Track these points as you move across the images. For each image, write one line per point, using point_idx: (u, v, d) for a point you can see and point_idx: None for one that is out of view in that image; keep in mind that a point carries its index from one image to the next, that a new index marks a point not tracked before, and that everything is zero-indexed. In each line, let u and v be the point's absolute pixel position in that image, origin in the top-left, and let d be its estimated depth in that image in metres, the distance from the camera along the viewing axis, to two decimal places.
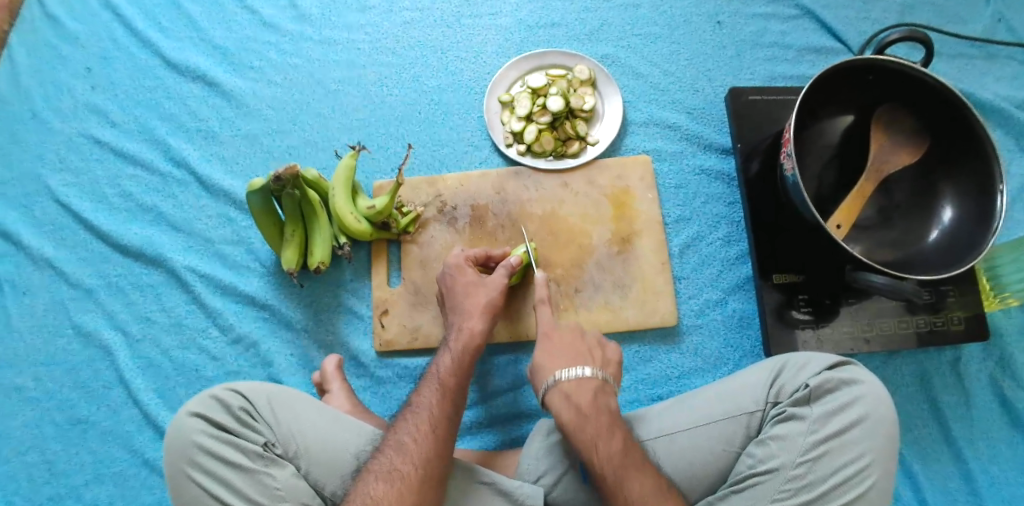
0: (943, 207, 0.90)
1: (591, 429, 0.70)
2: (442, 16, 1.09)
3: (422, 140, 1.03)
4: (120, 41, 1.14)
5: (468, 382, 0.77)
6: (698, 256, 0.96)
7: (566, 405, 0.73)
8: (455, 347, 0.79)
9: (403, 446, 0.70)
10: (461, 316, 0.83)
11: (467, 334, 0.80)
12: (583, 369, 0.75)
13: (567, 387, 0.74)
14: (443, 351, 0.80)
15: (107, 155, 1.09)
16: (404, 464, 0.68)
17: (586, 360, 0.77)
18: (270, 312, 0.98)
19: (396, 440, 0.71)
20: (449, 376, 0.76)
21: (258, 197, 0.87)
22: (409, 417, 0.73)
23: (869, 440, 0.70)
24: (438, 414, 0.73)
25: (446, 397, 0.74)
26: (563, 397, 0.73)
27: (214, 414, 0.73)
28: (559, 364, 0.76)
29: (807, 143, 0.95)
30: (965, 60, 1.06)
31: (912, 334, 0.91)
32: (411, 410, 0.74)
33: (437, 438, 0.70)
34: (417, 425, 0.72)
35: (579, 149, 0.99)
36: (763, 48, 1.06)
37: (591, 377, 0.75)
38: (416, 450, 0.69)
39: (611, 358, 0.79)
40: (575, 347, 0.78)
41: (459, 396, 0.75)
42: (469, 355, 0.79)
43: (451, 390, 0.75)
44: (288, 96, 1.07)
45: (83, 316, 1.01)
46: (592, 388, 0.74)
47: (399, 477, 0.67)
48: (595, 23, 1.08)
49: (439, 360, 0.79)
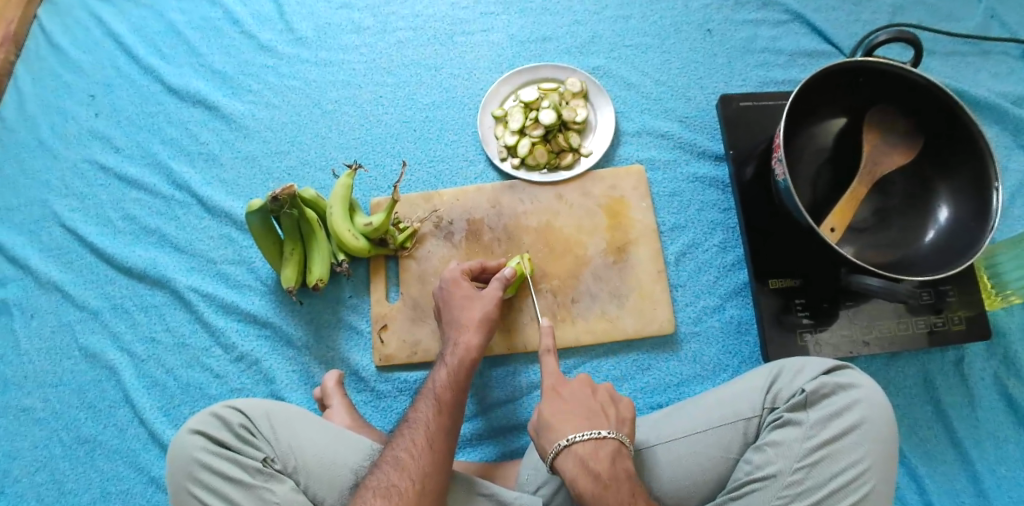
0: (939, 206, 0.90)
1: (613, 502, 0.65)
2: (435, 34, 1.11)
3: (418, 156, 1.04)
4: (123, 69, 1.17)
5: (464, 396, 0.78)
6: (694, 263, 0.96)
7: (583, 471, 0.67)
8: (451, 361, 0.80)
9: (401, 462, 0.70)
10: (457, 329, 0.84)
11: (463, 349, 0.81)
12: (601, 431, 0.69)
13: (583, 451, 0.68)
14: (439, 366, 0.81)
15: (111, 180, 1.11)
16: (402, 480, 0.69)
17: (602, 421, 0.71)
18: (271, 329, 0.99)
19: (393, 455, 0.71)
20: (445, 391, 0.77)
21: (257, 217, 0.89)
22: (406, 432, 0.74)
23: (868, 443, 0.70)
24: (435, 428, 0.73)
25: (443, 412, 0.75)
26: (577, 462, 0.68)
27: (214, 431, 0.74)
28: (571, 425, 0.70)
29: (799, 147, 0.95)
30: (960, 57, 1.05)
31: (911, 336, 0.90)
32: (408, 425, 0.75)
33: (433, 452, 0.71)
34: (414, 440, 0.72)
35: (572, 161, 1.00)
36: (753, 54, 1.07)
37: (608, 440, 0.69)
38: (414, 466, 0.70)
39: (626, 416, 0.73)
40: (587, 405, 0.73)
41: (455, 410, 0.76)
42: (465, 368, 0.80)
43: (447, 404, 0.76)
44: (287, 117, 1.10)
45: (90, 338, 1.03)
46: (610, 452, 0.68)
47: (396, 493, 0.68)
48: (586, 36, 1.09)
49: (435, 375, 0.80)
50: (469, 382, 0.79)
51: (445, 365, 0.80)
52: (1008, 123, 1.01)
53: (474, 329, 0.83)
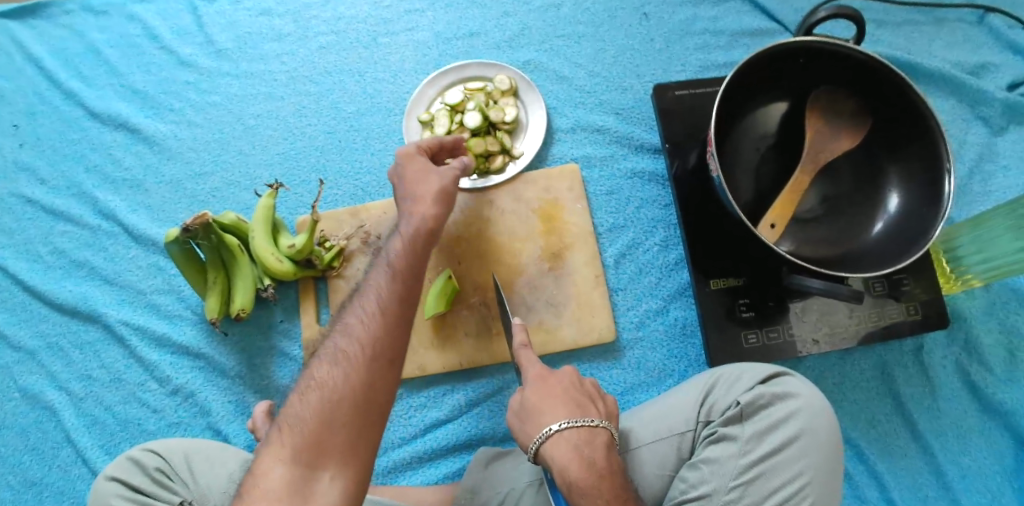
0: (889, 193, 0.85)
1: (606, 494, 0.63)
2: (357, 37, 1.06)
3: (343, 169, 0.99)
4: (44, 94, 1.13)
5: (414, 295, 0.67)
6: (635, 265, 0.92)
7: (577, 459, 0.64)
8: (406, 232, 0.72)
9: (351, 327, 0.64)
10: (412, 201, 0.76)
11: (418, 219, 0.74)
12: (592, 420, 0.67)
13: (576, 438, 0.66)
14: (394, 236, 0.73)
15: (38, 213, 1.08)
16: (351, 346, 0.62)
17: (592, 410, 0.69)
18: (205, 360, 0.96)
19: (345, 321, 0.65)
20: (387, 293, 0.66)
21: (176, 246, 0.85)
22: (357, 299, 0.67)
23: (807, 457, 0.66)
24: (389, 295, 0.65)
25: (388, 317, 0.64)
26: (570, 450, 0.65)
27: (130, 477, 0.73)
28: (557, 413, 0.67)
29: (741, 136, 0.89)
30: (912, 26, 0.98)
31: (864, 330, 0.86)
32: (338, 338, 0.63)
33: (386, 318, 0.64)
34: (364, 306, 0.65)
35: (503, 164, 0.93)
36: (692, 37, 1.01)
37: (599, 430, 0.67)
38: (366, 329, 0.63)
39: (612, 411, 0.72)
40: (573, 395, 0.70)
41: (412, 279, 0.68)
42: (420, 244, 0.72)
43: (401, 269, 0.68)
44: (209, 135, 1.05)
45: (27, 379, 1.01)
46: (602, 444, 0.67)
47: (345, 357, 0.61)
48: (515, 28, 1.03)
49: (372, 277, 0.68)
50: (422, 271, 0.70)
51: (388, 267, 0.68)
52: (965, 94, 0.94)
53: (417, 203, 0.75)
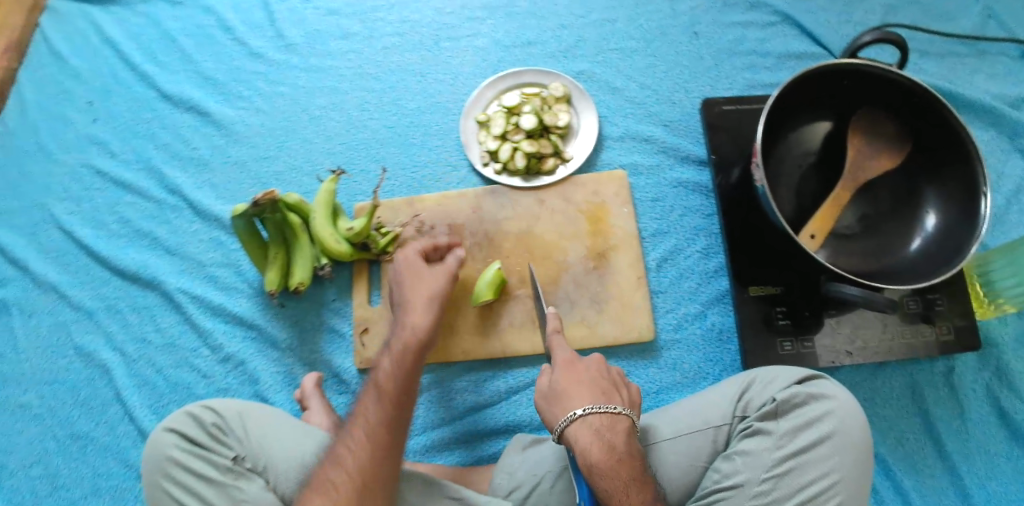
0: (928, 212, 0.88)
1: (625, 475, 0.66)
2: (421, 40, 1.12)
3: (401, 161, 1.05)
4: (120, 75, 1.20)
5: (403, 412, 0.73)
6: (676, 269, 0.95)
7: (598, 441, 0.68)
8: (395, 351, 0.78)
9: (342, 457, 0.69)
10: (405, 312, 0.82)
11: (409, 335, 0.79)
12: (615, 407, 0.71)
13: (598, 423, 0.69)
14: (383, 357, 0.78)
15: (107, 184, 1.14)
16: (345, 475, 0.67)
17: (616, 398, 0.73)
18: (257, 331, 1.01)
19: (334, 452, 0.70)
20: (376, 411, 0.72)
21: (241, 221, 0.91)
22: (350, 426, 0.72)
23: (838, 456, 0.69)
24: (378, 421, 0.71)
25: (381, 436, 0.70)
26: (592, 433, 0.69)
27: (187, 429, 0.74)
28: (583, 398, 0.71)
29: (784, 152, 0.93)
30: (956, 58, 1.02)
31: (897, 345, 0.88)
32: (333, 465, 0.69)
33: (377, 444, 0.69)
34: (356, 437, 0.70)
35: (554, 166, 0.99)
36: (741, 57, 1.05)
37: (621, 416, 0.71)
38: (356, 462, 0.68)
39: (635, 398, 0.76)
40: (600, 382, 0.74)
41: (401, 398, 0.73)
42: (411, 356, 0.77)
43: (390, 393, 0.73)
44: (275, 123, 1.11)
45: (85, 338, 1.06)
46: (623, 429, 0.70)
47: (337, 486, 0.67)
48: (571, 40, 1.09)
49: (365, 396, 0.75)
50: (413, 386, 0.76)
51: (376, 391, 0.74)
52: (1006, 126, 0.98)
53: (413, 307, 0.83)
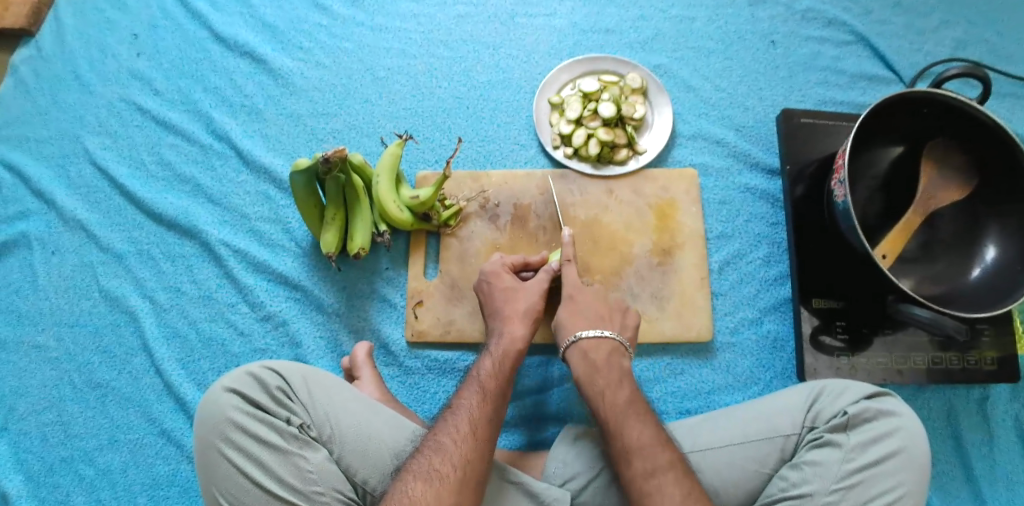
0: (986, 246, 0.90)
1: (600, 382, 0.75)
2: (496, 13, 1.09)
3: (469, 134, 1.03)
4: (169, 11, 1.13)
5: (498, 416, 0.73)
6: (737, 274, 0.96)
7: (582, 361, 0.77)
8: (496, 351, 0.79)
9: (443, 448, 0.68)
10: (503, 321, 0.82)
11: (508, 340, 0.79)
12: (603, 331, 0.79)
13: (587, 346, 0.78)
14: (485, 355, 0.79)
15: (148, 122, 1.08)
16: (444, 465, 0.67)
17: (607, 323, 0.81)
18: (303, 292, 0.97)
19: (436, 440, 0.69)
20: (478, 420, 0.71)
21: (301, 177, 0.85)
22: (449, 417, 0.72)
23: (903, 473, 0.70)
24: (480, 417, 0.71)
25: (479, 441, 0.69)
26: (579, 354, 0.78)
27: (249, 392, 0.72)
28: (580, 324, 0.80)
29: (855, 171, 0.95)
30: (1017, 99, 1.05)
31: (943, 371, 0.90)
32: (431, 456, 0.68)
33: (478, 440, 0.69)
34: (457, 427, 0.70)
35: (626, 157, 0.98)
36: (815, 72, 1.06)
37: (608, 339, 0.79)
38: (456, 452, 0.68)
39: (630, 324, 0.83)
40: (596, 310, 0.82)
41: (500, 400, 0.74)
42: (510, 359, 0.78)
43: (491, 392, 0.74)
44: (335, 79, 1.07)
45: (111, 281, 1.00)
46: (608, 350, 0.78)
47: (438, 478, 0.66)
48: (649, 33, 1.08)
49: (462, 402, 0.73)
50: (510, 388, 0.76)
51: (478, 388, 0.75)
52: None
53: (516, 319, 0.81)
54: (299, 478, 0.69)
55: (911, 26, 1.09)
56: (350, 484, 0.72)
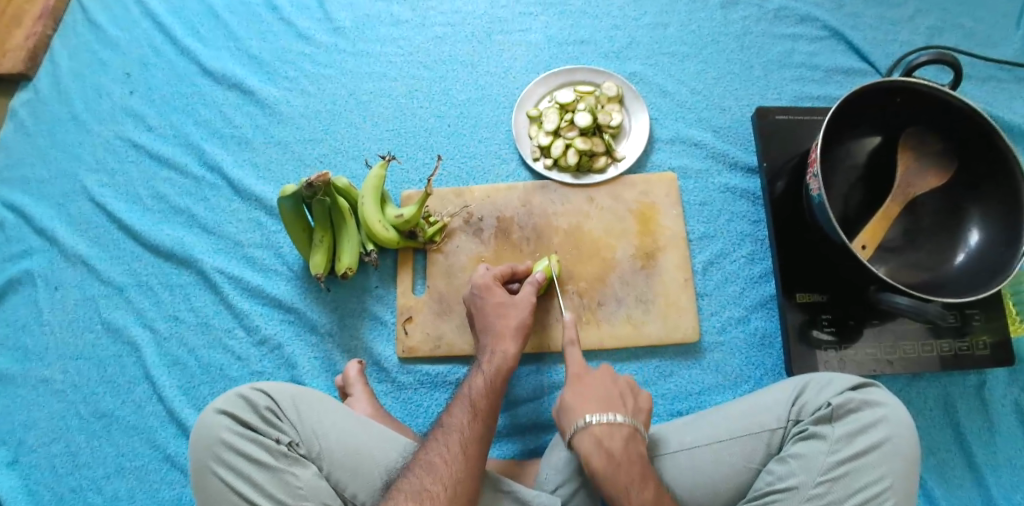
0: (970, 230, 0.90)
1: (624, 479, 0.69)
2: (473, 32, 1.12)
3: (450, 151, 1.05)
4: (160, 49, 1.18)
5: (488, 434, 0.74)
6: (722, 273, 0.96)
7: (598, 451, 0.71)
8: (488, 368, 0.79)
9: (433, 467, 0.69)
10: (493, 337, 0.83)
11: (500, 357, 0.81)
12: (616, 417, 0.73)
13: (599, 432, 0.72)
14: (476, 372, 0.80)
15: (143, 158, 1.12)
16: (434, 485, 0.68)
17: (617, 406, 0.74)
18: (297, 315, 0.99)
19: (426, 459, 0.70)
20: (468, 438, 0.72)
21: (289, 202, 0.88)
22: (440, 436, 0.73)
23: (888, 464, 0.70)
24: (469, 435, 0.72)
25: (469, 460, 0.70)
26: (593, 441, 0.71)
27: (240, 412, 0.74)
28: (589, 406, 0.74)
29: (832, 164, 0.95)
30: (996, 83, 1.06)
31: (935, 358, 0.90)
32: (421, 475, 0.69)
33: (467, 458, 0.70)
34: (448, 446, 0.71)
35: (605, 164, 0.99)
36: (790, 68, 1.07)
37: (623, 426, 0.72)
38: (446, 471, 0.69)
39: (642, 406, 0.76)
40: (604, 392, 0.76)
41: (490, 417, 0.75)
42: (501, 377, 0.79)
43: (482, 410, 0.75)
44: (320, 105, 1.10)
45: (113, 314, 1.04)
46: (623, 437, 0.72)
47: (428, 497, 0.67)
48: (623, 41, 1.10)
49: (452, 419, 0.74)
50: (500, 404, 0.77)
51: (468, 405, 0.76)
52: None
53: (500, 333, 0.83)
54: (289, 494, 0.71)
55: (884, 18, 1.10)
56: (341, 500, 0.74)
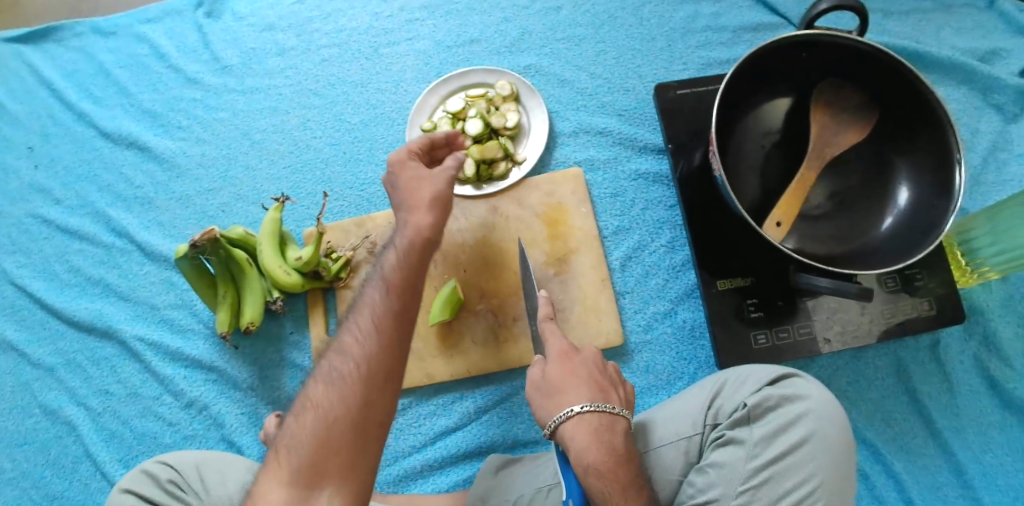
0: (899, 187, 0.82)
1: (623, 477, 0.65)
2: (359, 48, 1.07)
3: (348, 181, 1.01)
4: (57, 117, 1.14)
5: (412, 307, 0.66)
6: (642, 267, 0.91)
7: (601, 444, 0.67)
8: (400, 245, 0.69)
9: (346, 347, 0.63)
10: (405, 211, 0.72)
11: (412, 230, 0.70)
12: (615, 408, 0.71)
13: (599, 423, 0.69)
14: (389, 250, 0.70)
15: (54, 232, 1.10)
16: (345, 365, 0.62)
17: (612, 398, 0.72)
18: (219, 373, 0.97)
19: (339, 342, 0.64)
20: (382, 306, 0.64)
21: (186, 262, 0.85)
22: (354, 312, 0.66)
23: (815, 461, 0.65)
24: (389, 293, 0.65)
25: (383, 334, 0.63)
26: (591, 432, 0.68)
27: (144, 489, 0.74)
28: (580, 397, 0.71)
29: (740, 134, 0.86)
30: (919, 14, 0.97)
31: (877, 327, 0.84)
32: (334, 357, 0.63)
33: (382, 330, 0.63)
34: (360, 323, 0.64)
35: (506, 170, 0.93)
36: (694, 34, 1.00)
37: (620, 417, 0.70)
38: (360, 347, 0.62)
39: (628, 397, 0.75)
40: (592, 380, 0.74)
41: (408, 288, 0.66)
42: (416, 249, 0.69)
43: (396, 278, 0.66)
44: (217, 152, 1.07)
45: (47, 395, 1.03)
46: (622, 430, 0.70)
47: (339, 378, 0.61)
48: (515, 33, 1.03)
49: (358, 326, 0.64)
50: (422, 274, 0.69)
51: (381, 282, 0.67)
52: (976, 81, 0.93)
53: (410, 208, 0.72)
54: None
55: None
56: None
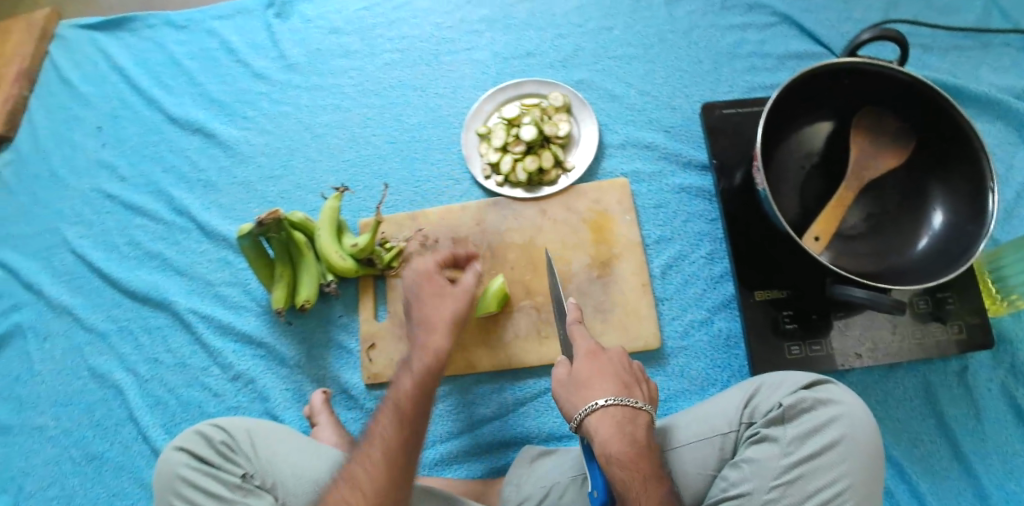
0: (933, 211, 0.86)
1: (646, 468, 0.68)
2: (420, 55, 1.13)
3: (403, 177, 1.06)
4: (128, 100, 1.21)
5: (422, 421, 0.74)
6: (681, 275, 0.95)
7: (624, 435, 0.69)
8: (416, 368, 0.77)
9: (365, 458, 0.70)
10: (425, 330, 0.81)
11: (429, 355, 0.78)
12: (637, 402, 0.73)
13: (620, 415, 0.71)
14: (405, 373, 0.78)
15: (117, 207, 1.16)
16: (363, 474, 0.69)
17: (636, 393, 0.74)
18: (267, 350, 1.02)
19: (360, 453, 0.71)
20: (400, 422, 0.72)
21: (248, 241, 0.90)
22: (373, 424, 0.73)
23: (846, 464, 0.68)
24: (406, 411, 0.73)
25: (395, 448, 0.70)
26: (613, 423, 0.70)
27: (197, 448, 0.76)
28: (603, 389, 0.73)
29: (783, 153, 0.91)
30: (959, 52, 1.02)
31: (908, 346, 0.87)
32: (353, 463, 0.70)
33: (398, 443, 0.70)
34: (379, 437, 0.71)
35: (556, 176, 0.99)
36: (741, 59, 1.05)
37: (642, 411, 0.72)
38: (376, 461, 0.69)
39: (652, 395, 0.77)
40: (619, 375, 0.75)
41: (421, 409, 0.74)
42: (432, 369, 0.77)
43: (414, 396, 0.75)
44: (279, 143, 1.13)
45: (97, 359, 1.07)
46: (644, 423, 0.72)
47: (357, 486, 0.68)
48: (568, 49, 1.09)
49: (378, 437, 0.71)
50: (433, 393, 0.77)
51: (397, 401, 0.75)
52: (1012, 119, 0.97)
53: (431, 330, 0.80)
54: None
55: None
56: None
